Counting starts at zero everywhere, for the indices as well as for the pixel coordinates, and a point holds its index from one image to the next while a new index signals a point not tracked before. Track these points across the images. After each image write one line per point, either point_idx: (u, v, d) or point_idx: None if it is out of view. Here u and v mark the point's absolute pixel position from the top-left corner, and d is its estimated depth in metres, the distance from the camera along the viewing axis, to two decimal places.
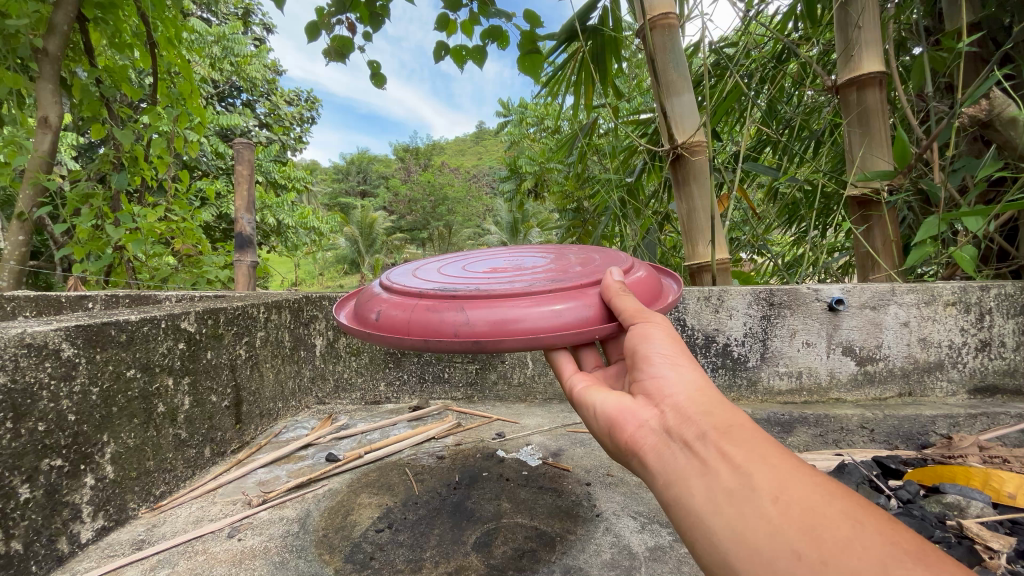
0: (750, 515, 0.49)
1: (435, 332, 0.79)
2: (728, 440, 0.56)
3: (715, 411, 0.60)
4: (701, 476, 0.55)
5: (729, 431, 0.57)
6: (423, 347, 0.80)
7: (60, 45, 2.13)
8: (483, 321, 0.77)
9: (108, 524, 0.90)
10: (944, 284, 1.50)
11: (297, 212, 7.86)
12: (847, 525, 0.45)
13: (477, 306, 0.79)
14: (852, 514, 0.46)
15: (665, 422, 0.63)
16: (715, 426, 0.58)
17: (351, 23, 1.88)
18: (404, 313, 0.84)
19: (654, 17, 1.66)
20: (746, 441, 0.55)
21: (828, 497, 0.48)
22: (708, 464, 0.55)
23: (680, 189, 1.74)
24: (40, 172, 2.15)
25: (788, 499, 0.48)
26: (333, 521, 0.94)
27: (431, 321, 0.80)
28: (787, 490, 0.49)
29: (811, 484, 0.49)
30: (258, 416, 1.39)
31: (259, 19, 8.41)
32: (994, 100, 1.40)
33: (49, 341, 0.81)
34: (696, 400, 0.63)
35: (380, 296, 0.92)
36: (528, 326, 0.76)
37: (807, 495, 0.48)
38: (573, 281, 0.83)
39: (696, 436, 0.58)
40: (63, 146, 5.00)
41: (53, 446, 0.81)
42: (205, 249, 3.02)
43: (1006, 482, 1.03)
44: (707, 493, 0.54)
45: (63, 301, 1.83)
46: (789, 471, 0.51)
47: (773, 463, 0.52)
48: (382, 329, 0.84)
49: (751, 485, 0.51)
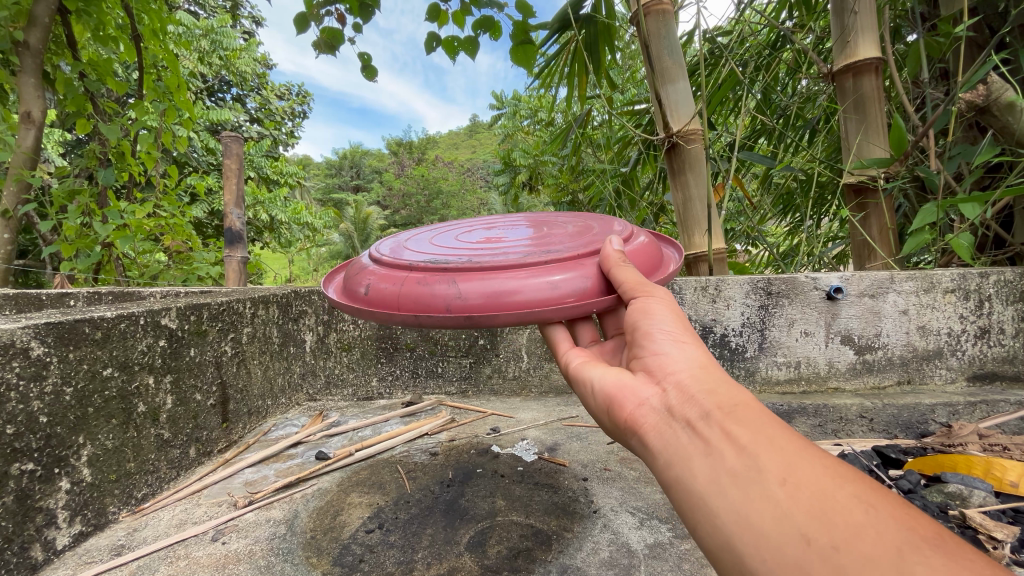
0: (757, 499, 0.47)
1: (426, 306, 0.76)
2: (734, 421, 0.53)
3: (719, 390, 0.57)
4: (704, 456, 0.52)
5: (734, 411, 0.54)
6: (415, 323, 0.77)
7: (41, 38, 2.06)
8: (477, 295, 0.74)
9: (86, 529, 0.87)
10: (943, 271, 1.48)
11: (290, 208, 7.75)
12: (860, 511, 0.43)
13: (469, 278, 0.76)
14: (864, 498, 0.44)
15: (666, 399, 0.60)
16: (719, 406, 0.55)
17: (340, 14, 1.82)
18: (393, 286, 0.80)
19: (648, 2, 1.61)
20: (751, 421, 0.52)
21: (839, 480, 0.45)
22: (712, 445, 0.52)
23: (676, 179, 1.71)
24: (23, 168, 2.08)
25: (799, 484, 0.46)
26: (322, 522, 0.91)
27: (421, 296, 0.77)
28: (798, 473, 0.47)
29: (820, 469, 0.47)
30: (246, 414, 1.35)
31: (248, 12, 8.24)
32: (992, 84, 1.38)
33: (17, 340, 0.77)
34: (700, 377, 0.60)
35: (369, 268, 0.89)
36: (524, 297, 0.73)
37: (820, 478, 0.46)
38: (570, 252, 0.79)
39: (699, 415, 0.55)
40: (49, 142, 4.89)
41: (24, 450, 0.77)
42: (196, 245, 2.98)
43: (1009, 471, 1.01)
44: (711, 475, 0.51)
45: (44, 299, 1.77)
46: (797, 453, 0.48)
47: (780, 445, 0.50)
48: (372, 303, 0.81)
49: (758, 467, 0.48)
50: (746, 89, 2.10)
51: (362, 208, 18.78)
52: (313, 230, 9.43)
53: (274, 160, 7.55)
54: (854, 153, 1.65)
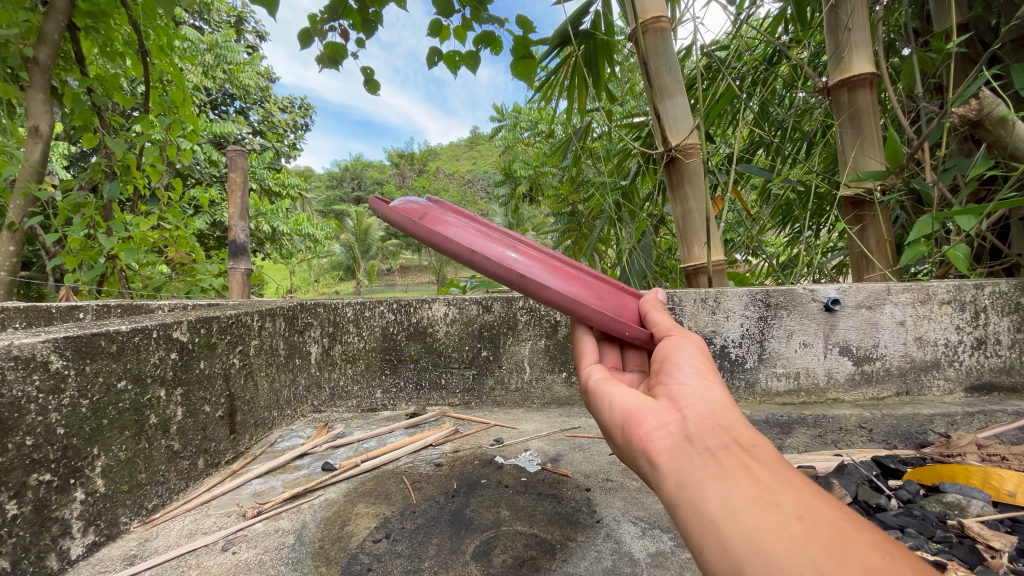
0: (774, 528, 0.48)
1: (482, 249, 0.81)
2: (752, 457, 0.55)
3: (738, 428, 0.60)
4: (719, 480, 0.54)
5: (752, 449, 0.56)
6: (463, 254, 0.81)
7: (50, 54, 2.10)
8: (532, 265, 0.81)
9: (98, 539, 0.88)
10: (938, 283, 1.51)
11: (291, 220, 7.82)
12: (875, 553, 0.44)
13: (526, 251, 0.84)
14: (879, 543, 0.45)
15: (686, 423, 0.62)
16: (738, 441, 0.57)
17: (344, 30, 1.88)
18: (451, 219, 0.85)
19: (646, 20, 1.66)
20: (769, 461, 0.54)
21: (858, 527, 0.47)
22: (729, 472, 0.54)
23: (675, 192, 1.75)
24: (31, 182, 2.12)
25: (816, 522, 0.47)
26: (330, 531, 0.93)
27: (478, 239, 0.82)
28: (815, 513, 0.48)
29: (837, 514, 0.48)
30: (252, 425, 1.37)
31: (253, 28, 8.38)
32: (983, 99, 1.41)
33: (37, 353, 0.79)
34: (720, 412, 0.63)
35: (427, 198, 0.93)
36: (571, 285, 0.82)
37: (837, 521, 0.47)
38: (616, 279, 0.89)
39: (718, 444, 0.57)
40: (55, 156, 4.95)
41: (42, 461, 0.79)
42: (199, 258, 3.01)
43: (1006, 480, 1.02)
44: (727, 499, 0.52)
45: (54, 312, 1.79)
46: (813, 495, 0.50)
47: (796, 485, 0.51)
48: (427, 222, 0.84)
49: (774, 499, 0.50)
50: (743, 103, 2.15)
51: (363, 219, 18.90)
52: (314, 241, 9.47)
53: (276, 172, 7.63)
54: (850, 167, 1.69)
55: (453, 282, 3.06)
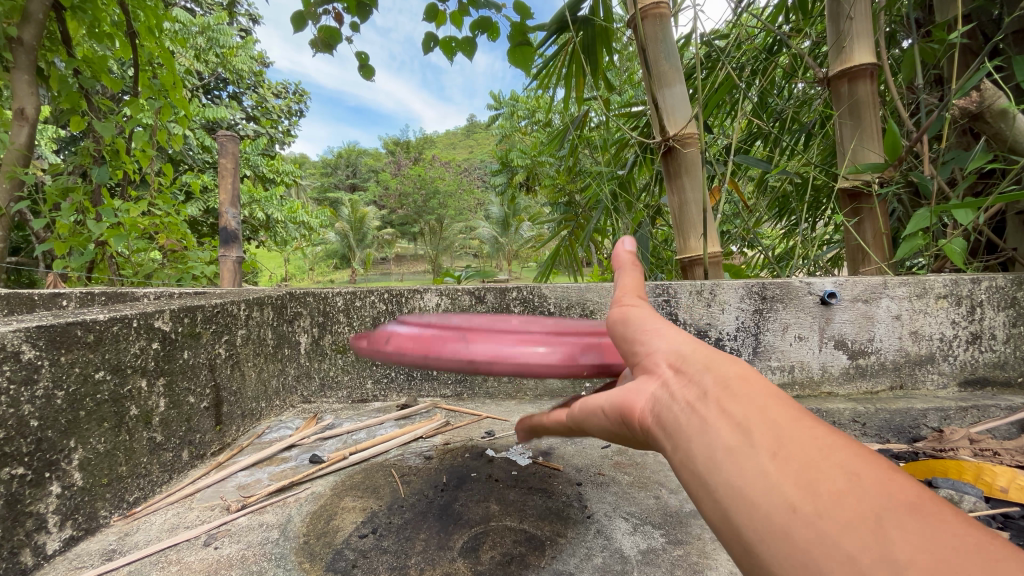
0: (750, 470, 0.38)
1: (437, 355, 0.76)
2: (729, 395, 0.43)
3: (718, 361, 0.47)
4: (680, 422, 0.44)
5: (730, 386, 0.44)
6: (449, 373, 0.75)
7: (35, 34, 2.03)
8: (488, 345, 0.75)
9: (77, 533, 0.86)
10: (936, 277, 1.50)
11: (286, 207, 7.70)
12: (843, 479, 0.36)
13: (482, 335, 0.79)
14: (849, 466, 0.37)
15: (645, 365, 0.52)
16: (715, 380, 0.45)
17: (338, 13, 1.82)
18: (429, 337, 0.80)
19: (646, 6, 1.62)
20: (749, 396, 0.43)
21: (831, 448, 0.38)
22: (706, 419, 0.42)
23: (672, 183, 1.71)
24: (16, 166, 2.05)
25: (789, 450, 0.38)
26: (316, 526, 0.91)
27: (459, 350, 0.76)
28: (786, 439, 0.39)
29: (808, 437, 0.39)
30: (239, 416, 1.35)
31: (246, 10, 8.19)
32: (985, 91, 1.38)
33: (8, 343, 0.76)
34: (684, 339, 0.51)
35: (403, 324, 0.89)
36: (557, 349, 0.73)
37: (809, 448, 0.38)
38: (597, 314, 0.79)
39: (694, 389, 0.45)
40: (42, 140, 4.82)
41: (14, 455, 0.76)
42: (191, 244, 2.94)
43: (998, 476, 1.02)
44: (691, 443, 0.42)
45: (36, 300, 1.73)
46: (784, 419, 0.41)
47: (773, 414, 0.41)
48: (405, 350, 0.79)
49: (739, 430, 0.40)
50: (742, 93, 2.11)
51: (359, 208, 18.68)
52: (308, 229, 9.32)
53: (269, 159, 7.50)
54: (848, 158, 1.66)
55: (448, 273, 3.01)
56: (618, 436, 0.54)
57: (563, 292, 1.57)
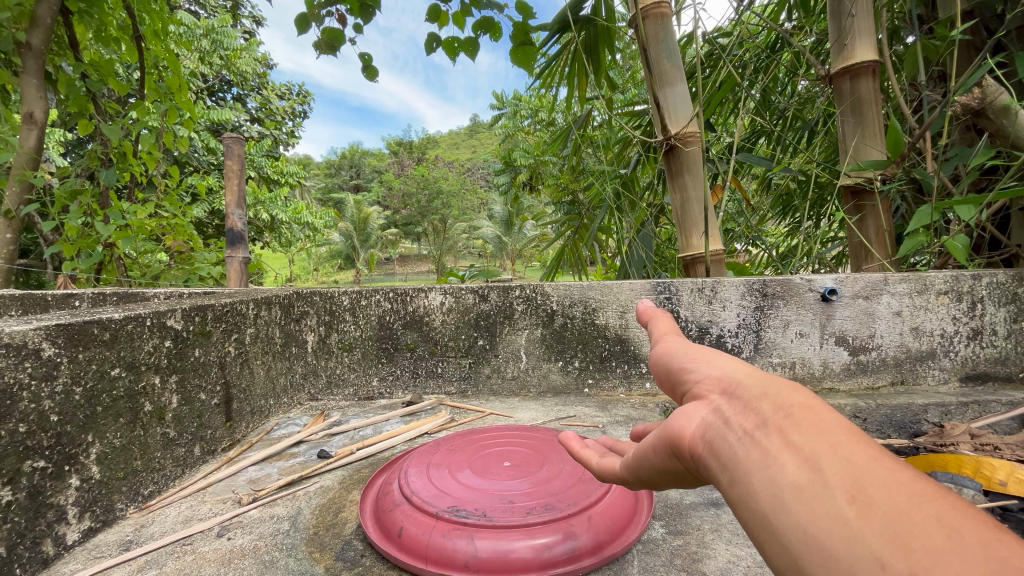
0: (835, 522, 0.32)
1: (439, 551, 0.75)
2: (794, 426, 0.37)
3: (779, 390, 0.40)
4: (737, 455, 0.37)
5: (793, 416, 0.38)
6: (487, 568, 0.72)
7: (43, 39, 2.06)
8: (489, 527, 0.75)
9: (95, 525, 0.89)
10: (936, 273, 1.51)
11: (290, 208, 7.74)
12: (940, 533, 0.29)
13: (507, 518, 0.76)
14: (946, 519, 0.30)
15: (694, 393, 0.45)
16: (778, 411, 0.38)
17: (341, 15, 1.84)
18: (459, 536, 0.75)
19: (647, 6, 1.64)
20: (817, 428, 0.37)
21: (916, 496, 0.32)
22: (770, 453, 0.36)
23: (674, 181, 1.72)
24: (25, 169, 2.06)
25: (870, 494, 0.32)
26: (325, 518, 0.94)
27: (495, 548, 0.73)
28: (866, 481, 0.33)
29: (890, 480, 0.33)
30: (248, 413, 1.37)
31: (250, 12, 8.22)
32: (986, 87, 1.39)
33: (29, 341, 0.79)
34: (741, 367, 0.45)
35: (412, 511, 0.82)
36: (585, 536, 0.77)
37: (894, 494, 0.32)
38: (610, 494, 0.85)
39: (753, 421, 0.39)
40: (50, 143, 4.89)
41: (35, 448, 0.79)
42: (197, 245, 2.97)
43: (997, 470, 1.01)
44: (750, 477, 0.36)
45: (50, 299, 1.77)
46: (857, 456, 0.34)
47: (850, 453, 0.35)
48: (437, 561, 0.75)
49: (808, 465, 0.35)
50: (744, 91, 2.12)
51: (363, 209, 18.68)
52: (312, 230, 9.34)
53: (274, 160, 7.54)
54: (850, 155, 1.67)
55: (453, 272, 3.03)
56: (665, 472, 0.47)
57: (566, 290, 1.59)
